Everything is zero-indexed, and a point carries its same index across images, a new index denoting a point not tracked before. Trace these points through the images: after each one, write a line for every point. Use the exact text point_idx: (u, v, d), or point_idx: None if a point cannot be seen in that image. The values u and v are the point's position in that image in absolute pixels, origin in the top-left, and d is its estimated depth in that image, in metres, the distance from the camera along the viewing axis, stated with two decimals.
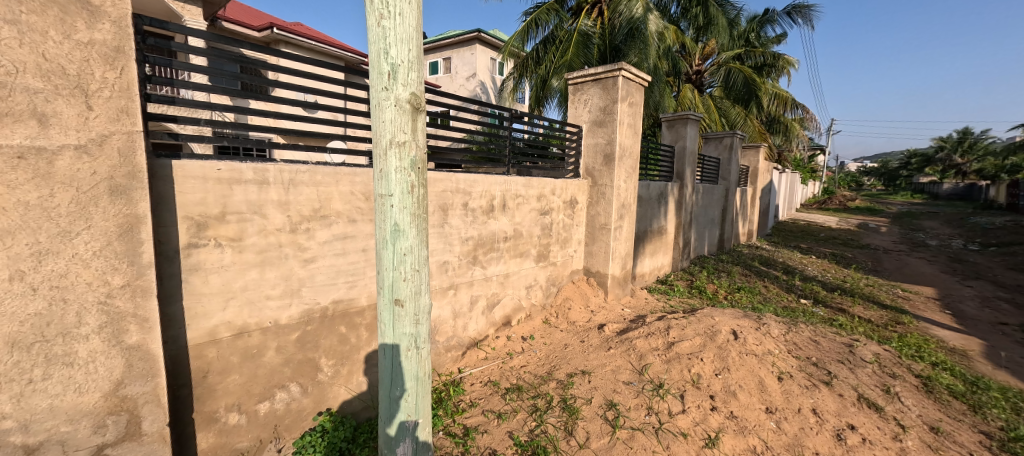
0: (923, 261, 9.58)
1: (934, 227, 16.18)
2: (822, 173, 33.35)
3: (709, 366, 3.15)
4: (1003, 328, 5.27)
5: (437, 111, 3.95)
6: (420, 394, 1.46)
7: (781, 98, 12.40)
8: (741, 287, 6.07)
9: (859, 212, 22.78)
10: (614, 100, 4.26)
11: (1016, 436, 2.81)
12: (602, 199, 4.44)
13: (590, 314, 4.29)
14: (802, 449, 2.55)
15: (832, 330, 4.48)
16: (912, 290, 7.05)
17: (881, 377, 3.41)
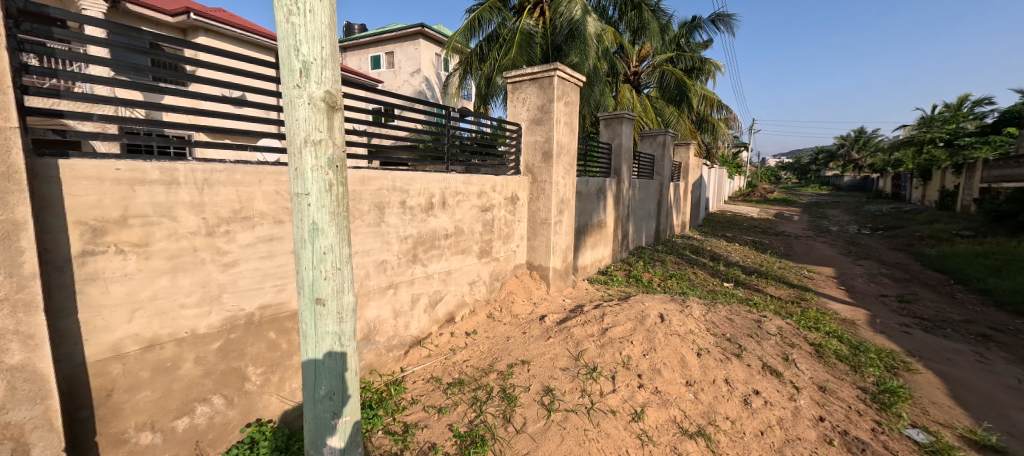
0: (825, 245, 10.81)
1: (836, 215, 18.25)
2: (745, 168, 36.39)
3: (638, 348, 3.38)
4: (884, 299, 6.11)
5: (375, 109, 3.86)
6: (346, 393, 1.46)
7: (708, 99, 13.34)
8: (673, 274, 6.51)
9: (777, 203, 25.18)
10: (550, 99, 4.39)
11: (884, 389, 3.31)
12: (542, 195, 4.57)
13: (532, 306, 4.40)
14: (714, 415, 2.84)
15: (746, 309, 4.98)
16: (815, 270, 7.93)
17: (782, 347, 3.84)
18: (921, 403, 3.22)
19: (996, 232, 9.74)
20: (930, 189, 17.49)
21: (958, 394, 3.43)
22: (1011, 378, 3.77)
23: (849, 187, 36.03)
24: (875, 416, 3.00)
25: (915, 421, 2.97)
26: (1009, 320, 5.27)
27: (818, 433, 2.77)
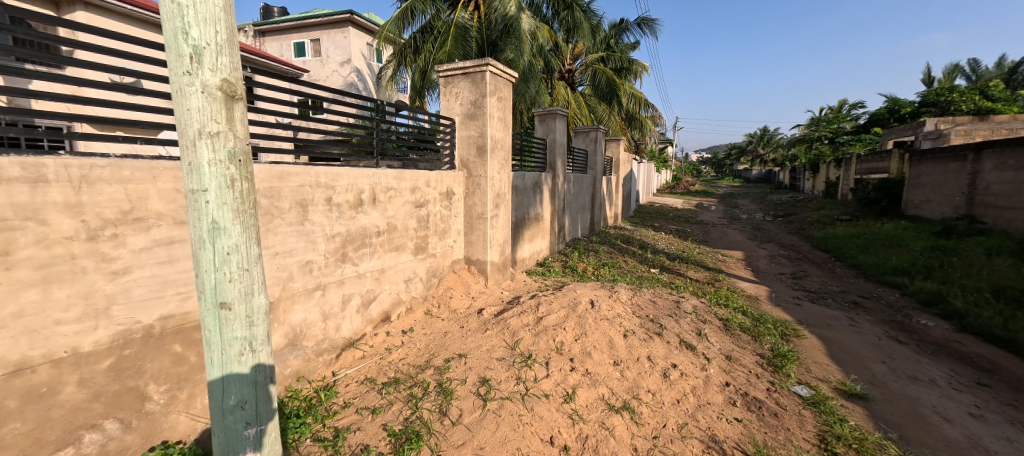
0: (736, 231, 11.93)
1: (746, 205, 20.19)
2: (670, 162, 38.98)
3: (570, 333, 3.54)
4: (782, 276, 6.91)
5: (297, 99, 3.61)
6: (260, 401, 1.37)
7: (636, 97, 14.04)
8: (605, 263, 6.83)
9: (698, 195, 27.28)
10: (483, 95, 4.38)
11: (776, 353, 3.78)
12: (478, 190, 4.56)
13: (470, 301, 4.40)
14: (638, 390, 3.05)
15: (668, 291, 5.39)
16: (728, 254, 8.74)
17: (696, 323, 4.21)
18: (805, 363, 3.72)
19: (866, 215, 11.37)
20: (817, 180, 19.94)
21: (834, 353, 4.00)
22: (873, 337, 4.46)
23: (756, 180, 39.98)
24: (770, 377, 3.43)
25: (800, 380, 3.44)
26: (874, 289, 6.21)
27: (725, 397, 3.10)
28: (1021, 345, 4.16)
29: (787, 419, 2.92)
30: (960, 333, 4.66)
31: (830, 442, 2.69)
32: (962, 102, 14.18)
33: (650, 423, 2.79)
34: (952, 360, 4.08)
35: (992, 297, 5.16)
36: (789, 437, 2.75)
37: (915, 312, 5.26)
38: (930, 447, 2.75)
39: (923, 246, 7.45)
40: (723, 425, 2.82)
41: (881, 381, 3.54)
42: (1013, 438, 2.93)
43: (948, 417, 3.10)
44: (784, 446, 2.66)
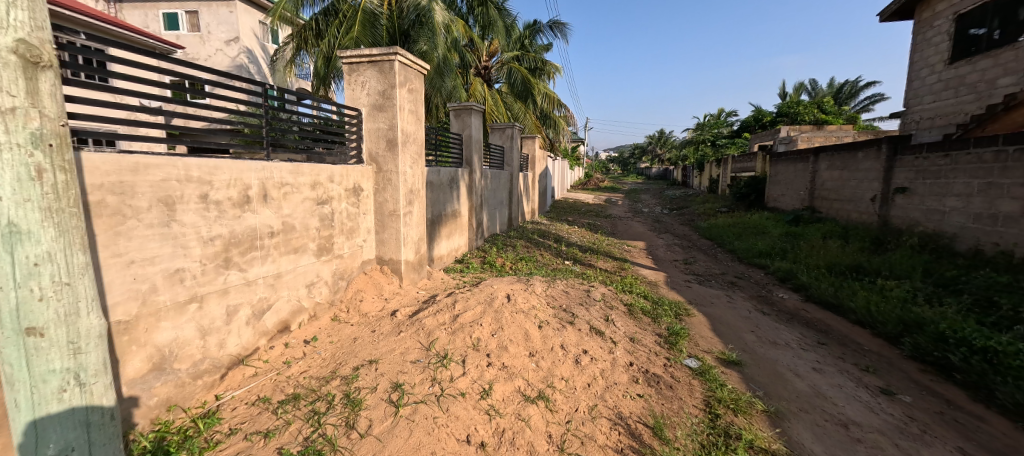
0: (640, 223, 12.87)
1: (646, 199, 21.98)
2: (580, 160, 41.08)
3: (487, 329, 3.52)
4: (676, 262, 7.60)
5: (169, 80, 3.10)
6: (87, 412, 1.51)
7: (551, 97, 14.41)
8: (522, 257, 6.89)
9: (607, 190, 29.07)
10: (391, 85, 4.06)
11: (671, 332, 4.15)
12: (389, 186, 4.24)
13: (383, 302, 4.06)
14: (553, 379, 3.13)
15: (580, 281, 5.62)
16: (632, 244, 9.39)
17: (605, 310, 4.44)
18: (695, 339, 4.14)
19: (740, 207, 13.01)
20: (702, 177, 22.41)
21: (716, 327, 4.50)
22: (744, 310, 5.12)
23: (655, 177, 43.82)
24: (666, 353, 3.77)
25: (690, 354, 3.82)
26: (746, 270, 7.12)
27: (628, 375, 3.33)
28: (846, 309, 5.02)
29: (680, 390, 3.22)
30: (807, 303, 5.53)
31: (713, 405, 3.05)
32: (804, 114, 16.96)
33: (563, 409, 2.87)
34: (801, 325, 4.83)
35: (827, 272, 6.15)
36: (682, 406, 3.03)
37: (779, 288, 6.11)
38: (786, 401, 3.24)
39: (780, 232, 8.69)
40: (627, 401, 3.01)
41: (751, 348, 4.08)
42: (843, 384, 3.57)
43: (798, 373, 3.69)
44: (678, 414, 2.94)
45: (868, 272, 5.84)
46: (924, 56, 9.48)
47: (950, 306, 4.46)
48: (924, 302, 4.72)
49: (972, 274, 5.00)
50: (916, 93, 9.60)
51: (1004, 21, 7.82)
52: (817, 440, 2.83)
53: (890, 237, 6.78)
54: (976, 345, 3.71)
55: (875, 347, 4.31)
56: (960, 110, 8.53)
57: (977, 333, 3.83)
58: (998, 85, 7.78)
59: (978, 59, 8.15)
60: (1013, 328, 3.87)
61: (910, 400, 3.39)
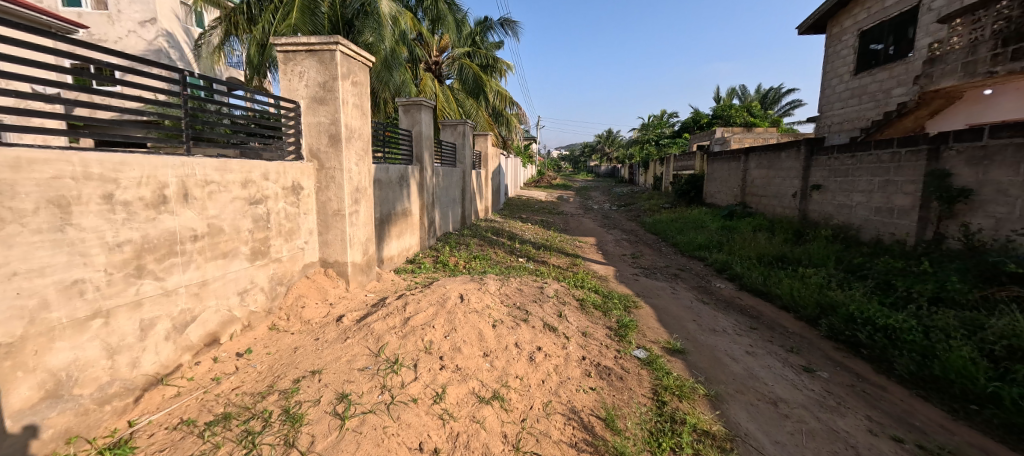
0: (591, 220, 13.16)
1: (596, 196, 22.57)
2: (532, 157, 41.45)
3: (439, 331, 3.40)
4: (624, 257, 7.82)
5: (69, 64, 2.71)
6: None
7: (503, 95, 14.35)
8: (475, 255, 6.77)
9: (558, 188, 29.54)
10: (333, 77, 3.82)
11: (622, 325, 4.26)
12: (332, 184, 3.98)
13: (327, 308, 3.79)
14: (507, 378, 3.08)
15: (534, 278, 5.61)
16: (583, 240, 9.57)
17: (558, 306, 4.46)
18: (643, 331, 4.27)
19: (681, 203, 13.66)
20: (647, 175, 23.36)
21: (663, 319, 4.67)
22: (687, 300, 5.36)
23: (604, 175, 45.21)
24: (617, 346, 3.86)
25: (639, 345, 3.94)
26: (689, 262, 7.46)
27: (581, 370, 3.36)
28: (773, 295, 5.39)
29: (630, 380, 3.31)
30: (742, 291, 5.88)
31: (660, 393, 3.16)
32: (735, 117, 18.17)
33: (518, 408, 2.84)
34: (736, 311, 5.13)
35: (757, 262, 6.54)
36: (631, 396, 3.11)
37: (717, 278, 6.45)
38: (724, 384, 3.42)
39: (717, 226, 9.21)
40: (579, 395, 3.04)
41: (693, 336, 4.27)
42: (772, 365, 3.82)
43: (735, 357, 3.90)
44: (628, 404, 3.01)
45: (791, 261, 6.31)
46: (834, 67, 10.46)
47: (856, 289, 4.88)
48: (836, 286, 5.11)
49: (873, 261, 5.52)
50: (829, 100, 10.57)
51: (897, 38, 8.76)
52: (752, 420, 3.01)
53: (808, 229, 7.38)
54: (878, 325, 4.10)
55: (797, 329, 4.66)
56: (863, 116, 9.47)
57: (880, 313, 4.22)
58: (892, 94, 8.70)
59: (878, 71, 9.07)
60: (906, 306, 4.32)
61: (828, 376, 3.69)
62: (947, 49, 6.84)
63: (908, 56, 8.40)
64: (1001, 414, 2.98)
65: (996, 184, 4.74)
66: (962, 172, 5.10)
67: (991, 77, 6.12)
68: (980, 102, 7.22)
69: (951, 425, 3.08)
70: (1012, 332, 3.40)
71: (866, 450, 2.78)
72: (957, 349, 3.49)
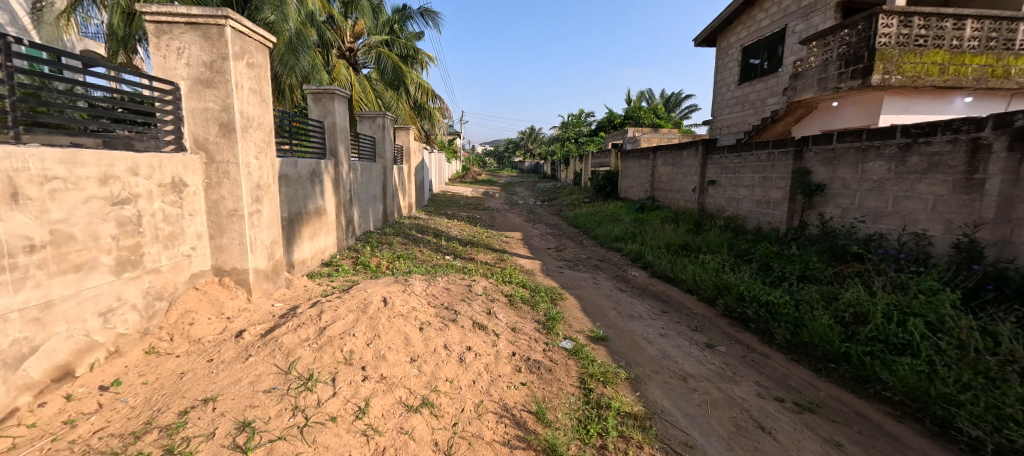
0: (517, 215, 13.27)
1: (519, 192, 22.88)
2: (457, 152, 40.96)
3: (361, 339, 3.12)
4: (549, 250, 7.94)
5: None
6: None
7: (424, 87, 13.82)
8: (399, 255, 6.38)
9: (483, 183, 29.53)
10: (222, 56, 3.31)
11: (548, 317, 4.28)
12: (226, 180, 3.47)
13: (223, 323, 3.27)
14: (438, 383, 2.90)
15: (460, 276, 5.45)
16: (509, 235, 9.57)
17: (486, 303, 4.35)
18: (569, 322, 4.33)
19: (599, 198, 14.30)
20: (568, 171, 24.20)
21: (587, 309, 4.77)
22: (607, 289, 5.56)
23: (527, 172, 46.15)
24: (545, 338, 3.86)
25: (565, 336, 3.99)
26: (607, 253, 7.78)
27: (513, 366, 3.29)
28: (680, 280, 5.79)
29: (558, 371, 3.31)
30: (654, 278, 6.24)
31: (587, 380, 3.21)
32: (643, 118, 19.55)
33: (448, 412, 2.68)
34: (650, 297, 5.43)
35: (666, 251, 6.98)
36: (560, 387, 3.10)
37: (632, 267, 6.79)
38: (644, 366, 3.57)
39: (632, 218, 9.74)
40: (510, 392, 2.96)
41: (614, 323, 4.43)
42: (681, 344, 4.07)
43: (651, 340, 4.10)
44: (558, 396, 3.00)
45: (693, 249, 6.83)
46: (723, 78, 11.68)
47: (745, 271, 5.38)
48: (729, 270, 5.60)
49: (757, 246, 6.17)
50: (719, 105, 11.74)
51: (770, 55, 9.90)
52: (669, 397, 3.16)
53: (706, 220, 8.07)
54: (761, 301, 4.53)
55: (699, 310, 5.03)
56: (746, 122, 10.59)
57: (762, 290, 4.67)
58: (767, 103, 9.81)
59: (756, 82, 10.20)
60: (781, 283, 4.87)
61: (725, 350, 4.02)
62: (805, 66, 7.89)
63: (778, 71, 9.52)
64: (854, 369, 3.45)
65: (842, 181, 5.50)
66: (818, 170, 5.88)
67: (836, 92, 7.18)
68: (832, 112, 8.07)
69: (818, 383, 3.50)
70: (857, 300, 3.88)
71: (758, 413, 3.04)
72: (819, 317, 3.94)
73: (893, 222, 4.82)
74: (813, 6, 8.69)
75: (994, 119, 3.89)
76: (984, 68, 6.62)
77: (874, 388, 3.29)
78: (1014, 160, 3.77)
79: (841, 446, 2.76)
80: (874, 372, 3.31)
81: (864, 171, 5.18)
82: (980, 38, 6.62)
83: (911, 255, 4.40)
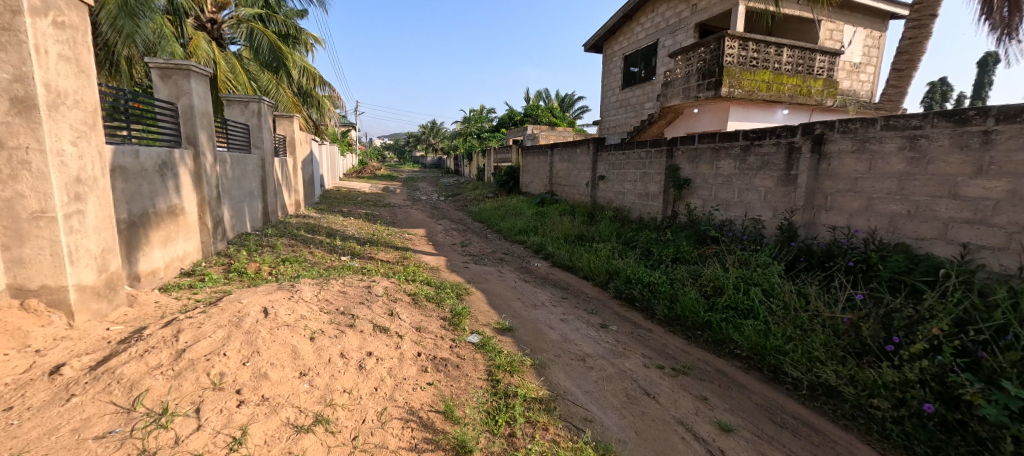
0: (420, 211, 12.83)
1: (423, 187, 22.23)
2: (354, 145, 38.46)
3: (234, 358, 2.66)
4: (454, 246, 7.78)
5: None
6: None
7: (310, 73, 12.55)
8: (284, 258, 5.66)
9: (384, 179, 28.14)
10: (15, 12, 2.57)
11: (455, 313, 4.15)
12: (27, 173, 2.70)
13: (30, 358, 2.53)
14: (333, 397, 2.59)
15: (358, 277, 5.03)
16: (412, 232, 9.18)
17: (388, 305, 4.06)
18: (475, 316, 4.25)
19: (502, 192, 14.49)
20: (471, 166, 24.16)
21: (492, 302, 4.74)
22: (511, 281, 5.59)
23: (430, 166, 45.16)
24: (453, 335, 3.72)
25: (472, 330, 3.90)
26: (510, 246, 7.88)
27: (418, 367, 3.10)
28: (577, 268, 6.06)
29: (466, 367, 3.20)
30: (554, 267, 6.45)
31: (494, 372, 3.15)
32: (541, 116, 20.28)
33: (347, 427, 2.40)
34: (550, 285, 5.60)
35: (564, 241, 7.27)
36: (468, 383, 3.00)
37: (534, 258, 6.95)
38: (547, 352, 3.63)
39: (533, 212, 10.00)
40: (415, 394, 2.77)
41: (519, 314, 4.46)
42: (580, 327, 4.23)
43: (552, 326, 4.20)
44: (466, 392, 2.89)
45: (588, 239, 7.21)
46: (608, 82, 12.56)
47: (631, 256, 5.83)
48: (618, 256, 6.01)
49: (639, 234, 6.72)
50: (606, 106, 12.60)
51: (647, 64, 10.89)
52: (571, 378, 3.25)
53: (598, 212, 8.60)
54: (644, 282, 4.91)
55: (594, 294, 5.31)
56: (627, 124, 11.51)
57: (645, 273, 5.08)
58: (645, 107, 10.78)
59: (635, 88, 11.14)
60: (660, 265, 5.36)
61: (616, 328, 4.28)
62: (673, 76, 8.84)
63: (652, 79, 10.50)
64: (714, 333, 3.91)
65: (702, 176, 6.23)
66: (685, 166, 6.57)
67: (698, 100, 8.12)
68: (693, 118, 9.12)
69: (689, 348, 3.87)
70: (714, 277, 4.43)
71: (644, 381, 3.28)
72: (689, 292, 4.41)
73: (737, 211, 5.60)
74: (679, 24, 9.85)
75: (803, 128, 4.65)
76: (795, 87, 8.03)
77: (728, 349, 3.77)
78: (814, 160, 4.53)
79: (706, 400, 3.07)
80: (727, 336, 3.79)
81: (717, 168, 5.93)
82: (791, 63, 8.06)
83: (751, 236, 5.20)
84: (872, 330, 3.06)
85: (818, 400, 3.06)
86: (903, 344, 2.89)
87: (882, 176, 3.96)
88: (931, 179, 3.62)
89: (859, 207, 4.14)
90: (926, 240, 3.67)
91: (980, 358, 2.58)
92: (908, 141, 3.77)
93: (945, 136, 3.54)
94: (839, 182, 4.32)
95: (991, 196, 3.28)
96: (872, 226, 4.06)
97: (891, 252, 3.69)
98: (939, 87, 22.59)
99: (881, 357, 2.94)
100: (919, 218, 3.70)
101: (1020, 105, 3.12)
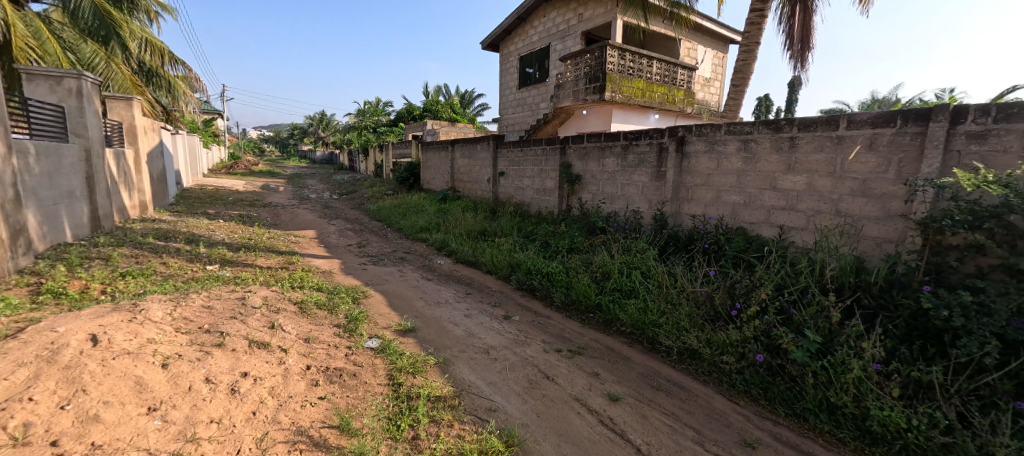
0: (308, 211, 11.78)
1: (312, 184, 20.43)
2: (225, 137, 33.86)
3: (45, 403, 2.20)
4: (349, 247, 7.31)
5: None
6: None
7: (154, 46, 10.65)
8: (124, 272, 4.76)
9: (264, 176, 25.27)
10: None
11: (350, 319, 3.92)
12: None
13: None
14: (196, 430, 2.27)
15: (231, 289, 4.45)
16: (299, 234, 8.39)
17: (269, 317, 3.68)
18: (372, 320, 4.06)
19: (401, 190, 13.99)
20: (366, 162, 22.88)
21: (391, 303, 4.56)
22: (412, 281, 5.44)
23: (319, 162, 41.68)
24: (347, 342, 3.51)
25: (370, 335, 3.72)
26: (410, 245, 7.65)
27: (307, 381, 2.87)
28: (479, 263, 6.13)
29: (363, 374, 3.04)
30: (456, 264, 6.42)
31: (394, 375, 3.05)
32: (439, 112, 19.99)
33: None
34: (453, 282, 5.57)
35: (466, 238, 7.29)
36: (366, 390, 2.85)
37: (437, 256, 6.85)
38: (451, 348, 3.62)
39: (435, 209, 9.83)
40: (304, 411, 2.56)
41: (421, 313, 4.37)
42: (482, 321, 4.29)
43: (456, 322, 4.20)
44: (362, 401, 2.75)
45: (489, 234, 7.32)
46: (506, 81, 12.85)
47: (530, 249, 6.06)
48: (518, 249, 6.22)
49: (536, 228, 7.01)
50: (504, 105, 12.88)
51: (541, 66, 11.38)
52: (475, 371, 3.29)
53: (499, 208, 8.77)
54: (543, 273, 5.18)
55: (496, 287, 5.42)
56: (524, 122, 11.90)
57: (543, 264, 5.34)
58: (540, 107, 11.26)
59: (530, 88, 11.57)
60: (555, 256, 5.67)
61: (518, 319, 4.42)
62: (564, 79, 9.37)
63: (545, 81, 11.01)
64: (603, 315, 4.26)
65: (591, 173, 6.73)
66: (576, 163, 7.02)
67: (585, 102, 8.71)
68: (581, 118, 9.74)
69: (582, 330, 4.16)
70: (602, 265, 4.82)
71: (544, 365, 3.45)
72: (581, 279, 4.74)
73: (619, 205, 6.15)
74: (567, 31, 10.48)
75: (669, 131, 5.26)
76: (664, 95, 9.08)
77: (614, 328, 4.14)
78: (678, 159, 5.17)
79: (597, 375, 3.35)
80: (614, 316, 4.17)
81: (603, 165, 6.44)
82: (660, 74, 9.08)
83: (631, 226, 5.75)
84: (721, 298, 3.63)
85: (683, 362, 3.52)
86: (743, 308, 3.48)
87: (726, 172, 4.67)
88: (760, 174, 4.36)
89: (711, 198, 4.84)
90: (757, 224, 4.41)
91: (790, 313, 3.22)
92: (743, 144, 4.50)
93: (767, 140, 4.28)
94: (696, 177, 5.00)
95: (797, 188, 4.07)
96: (720, 214, 4.76)
97: (734, 235, 4.39)
98: (765, 101, 27.40)
99: (727, 321, 3.52)
100: (754, 206, 4.44)
101: (812, 117, 3.92)
